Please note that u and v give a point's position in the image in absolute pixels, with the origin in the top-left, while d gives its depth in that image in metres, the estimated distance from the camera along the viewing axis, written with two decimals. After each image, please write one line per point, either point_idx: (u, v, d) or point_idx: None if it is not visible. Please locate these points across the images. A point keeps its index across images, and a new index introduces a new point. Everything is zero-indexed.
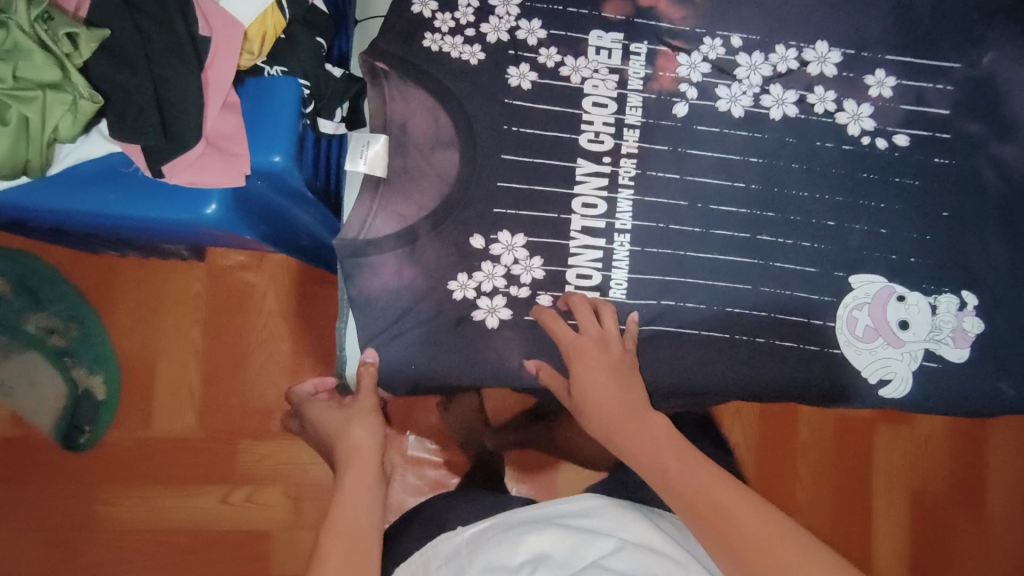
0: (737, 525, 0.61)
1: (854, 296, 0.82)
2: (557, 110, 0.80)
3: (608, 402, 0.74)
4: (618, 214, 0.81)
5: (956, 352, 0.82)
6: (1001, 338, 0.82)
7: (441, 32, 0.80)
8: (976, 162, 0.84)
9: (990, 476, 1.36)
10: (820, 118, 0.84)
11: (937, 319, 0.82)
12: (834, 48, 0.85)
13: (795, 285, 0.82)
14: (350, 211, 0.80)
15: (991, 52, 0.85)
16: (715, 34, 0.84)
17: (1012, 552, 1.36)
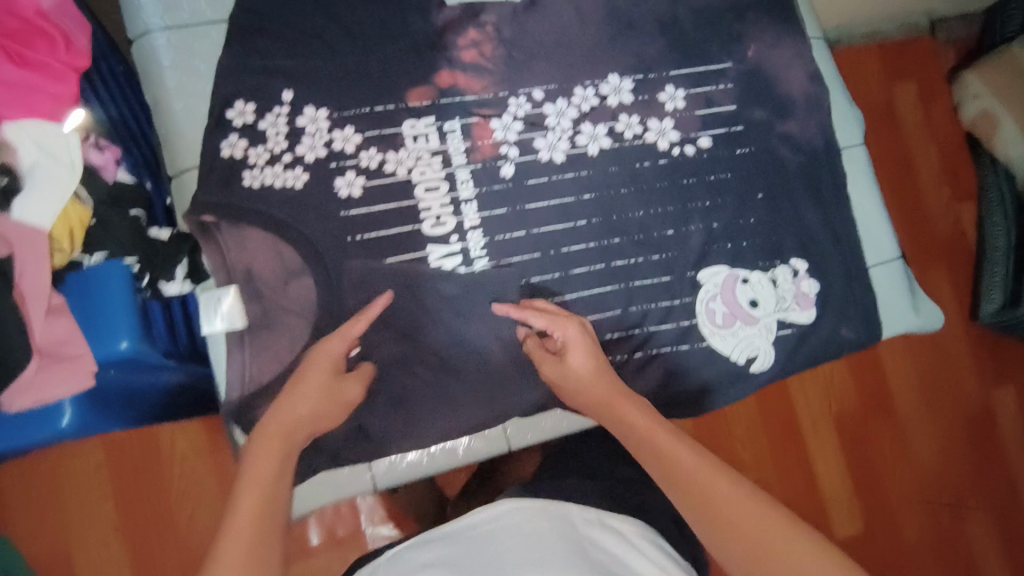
0: (651, 438, 0.70)
1: (706, 290, 0.89)
2: (395, 206, 0.83)
3: (602, 384, 0.75)
4: (480, 284, 0.84)
5: (806, 313, 0.91)
6: (840, 286, 0.92)
7: (259, 166, 0.80)
8: (773, 141, 0.95)
9: (892, 384, 1.50)
10: (631, 142, 0.92)
11: (780, 289, 0.91)
12: (624, 77, 0.93)
13: (658, 296, 0.88)
14: (226, 371, 0.79)
15: (754, 46, 0.96)
16: (517, 93, 0.90)
17: (931, 444, 1.50)
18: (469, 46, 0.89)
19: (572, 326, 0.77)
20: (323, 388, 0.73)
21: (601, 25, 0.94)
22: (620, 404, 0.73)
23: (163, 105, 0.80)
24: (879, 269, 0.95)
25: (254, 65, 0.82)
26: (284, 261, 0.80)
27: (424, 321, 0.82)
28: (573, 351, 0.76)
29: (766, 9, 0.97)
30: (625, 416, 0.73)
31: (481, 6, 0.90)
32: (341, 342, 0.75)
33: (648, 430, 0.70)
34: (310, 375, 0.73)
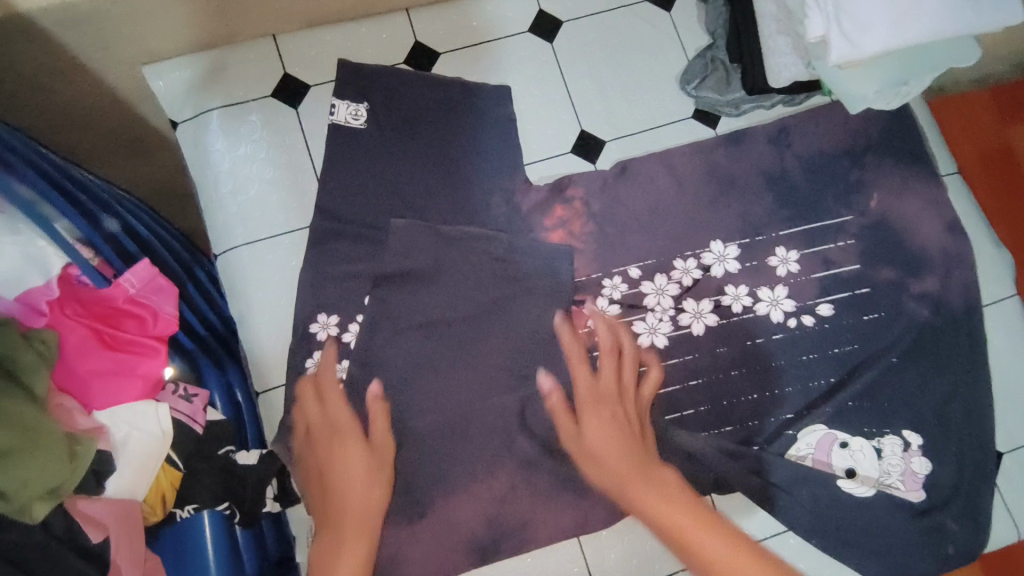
0: (716, 555, 0.65)
1: (798, 449, 0.80)
2: (487, 409, 0.79)
3: (628, 464, 0.71)
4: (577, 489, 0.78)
5: (916, 495, 0.79)
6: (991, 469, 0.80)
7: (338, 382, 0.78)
8: (909, 304, 0.83)
9: None
10: (741, 318, 0.82)
11: (884, 463, 0.79)
12: (729, 244, 0.84)
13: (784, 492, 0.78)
14: None
15: (875, 194, 0.86)
16: (612, 272, 0.83)
17: None
18: (558, 226, 0.83)
19: (585, 392, 0.77)
20: (345, 453, 0.73)
21: (700, 186, 0.85)
22: (638, 490, 0.69)
23: (251, 321, 0.79)
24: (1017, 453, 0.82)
25: (341, 272, 0.80)
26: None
27: (522, 531, 0.77)
28: (594, 428, 0.74)
29: (887, 150, 0.87)
30: (662, 511, 0.68)
31: (569, 180, 0.84)
32: (375, 432, 0.75)
33: (685, 532, 0.66)
34: (342, 457, 0.72)
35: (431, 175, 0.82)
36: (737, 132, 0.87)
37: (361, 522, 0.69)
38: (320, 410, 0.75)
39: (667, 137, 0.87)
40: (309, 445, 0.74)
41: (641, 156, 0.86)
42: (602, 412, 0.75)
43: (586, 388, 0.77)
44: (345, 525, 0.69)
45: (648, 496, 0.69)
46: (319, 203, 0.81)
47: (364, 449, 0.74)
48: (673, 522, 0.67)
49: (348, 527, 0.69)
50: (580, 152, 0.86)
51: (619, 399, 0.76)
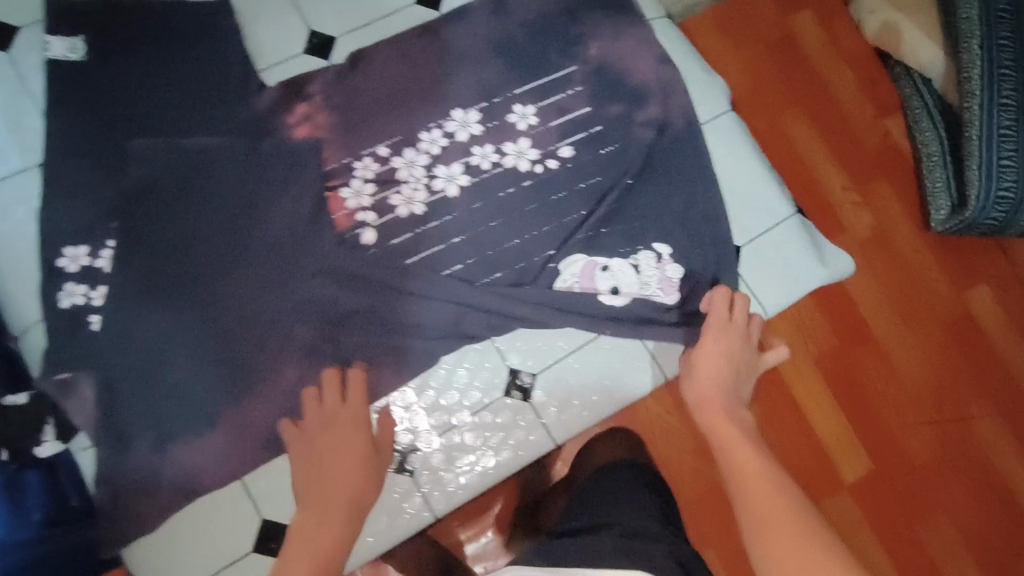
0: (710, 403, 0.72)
1: (564, 280, 0.87)
2: (260, 306, 0.80)
3: (344, 471, 0.67)
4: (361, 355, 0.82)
5: (672, 298, 0.89)
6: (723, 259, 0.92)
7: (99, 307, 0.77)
8: (640, 133, 0.91)
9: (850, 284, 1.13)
10: (491, 173, 0.88)
11: (642, 276, 0.88)
12: (469, 109, 0.90)
13: (556, 319, 0.85)
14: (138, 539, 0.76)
15: (595, 43, 0.94)
16: (361, 154, 0.86)
17: (920, 362, 1.10)
18: (301, 121, 0.85)
19: (718, 325, 0.81)
20: (340, 447, 0.70)
21: (433, 64, 0.90)
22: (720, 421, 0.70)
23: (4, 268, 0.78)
24: (752, 247, 0.92)
25: (84, 204, 0.79)
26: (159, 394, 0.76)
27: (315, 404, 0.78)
28: (322, 439, 0.71)
29: (598, 3, 0.95)
30: (721, 437, 0.68)
31: (305, 77, 0.87)
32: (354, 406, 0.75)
33: (733, 441, 0.66)
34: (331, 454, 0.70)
35: (160, 94, 0.82)
36: (459, 10, 0.92)
37: (336, 494, 0.65)
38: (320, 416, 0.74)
39: (395, 23, 0.91)
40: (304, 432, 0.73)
41: (372, 45, 0.90)
42: (715, 348, 0.78)
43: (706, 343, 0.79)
44: (322, 499, 0.65)
45: (330, 442, 0.71)
46: (48, 140, 0.80)
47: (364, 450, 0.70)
48: (722, 436, 0.68)
49: (331, 495, 0.65)
50: (313, 51, 0.88)
51: (719, 340, 0.79)
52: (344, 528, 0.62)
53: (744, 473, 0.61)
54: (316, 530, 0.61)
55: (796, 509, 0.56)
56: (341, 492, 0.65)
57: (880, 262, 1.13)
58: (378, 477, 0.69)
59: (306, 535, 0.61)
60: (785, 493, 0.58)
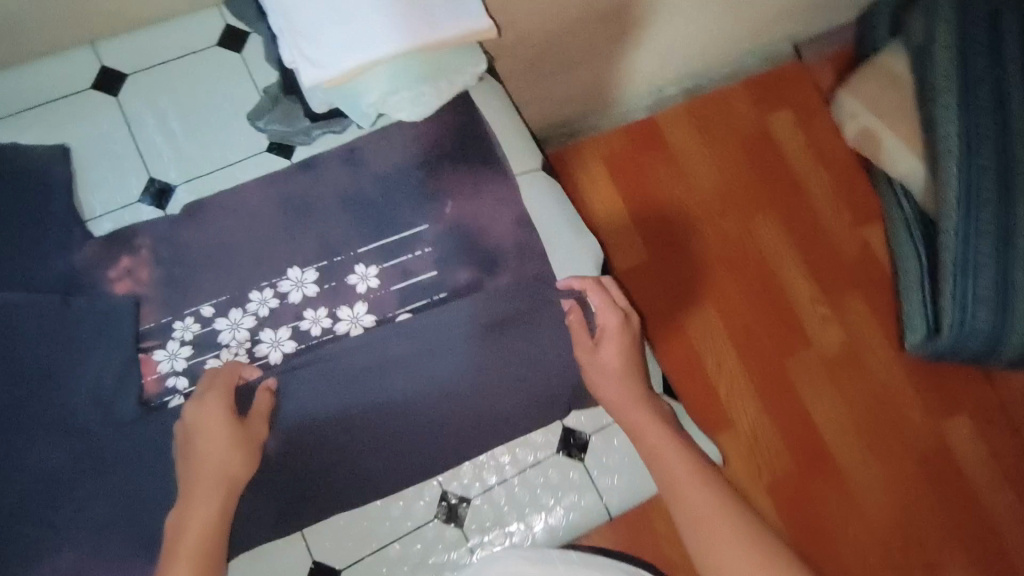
0: (621, 402, 0.76)
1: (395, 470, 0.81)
2: (47, 477, 0.75)
3: (214, 454, 0.69)
4: (143, 535, 0.75)
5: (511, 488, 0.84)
6: (565, 442, 0.86)
7: None
8: (487, 300, 0.85)
9: (816, 410, 1.47)
10: (320, 340, 0.83)
11: (482, 472, 0.83)
12: (307, 268, 0.85)
13: (372, 495, 0.80)
14: None
15: (450, 201, 0.88)
16: (183, 314, 0.82)
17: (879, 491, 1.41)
18: (122, 276, 0.82)
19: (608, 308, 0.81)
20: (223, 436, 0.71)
21: (276, 217, 0.86)
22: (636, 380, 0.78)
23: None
24: (601, 434, 0.87)
25: None
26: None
27: None
28: (205, 425, 0.71)
29: (460, 156, 0.90)
30: (629, 418, 0.75)
31: (133, 230, 0.83)
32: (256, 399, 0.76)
33: (660, 447, 0.71)
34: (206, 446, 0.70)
35: None
36: (309, 160, 0.88)
37: (213, 472, 0.68)
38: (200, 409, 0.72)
39: (241, 172, 0.87)
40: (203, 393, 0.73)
41: (211, 194, 0.86)
42: (622, 350, 0.79)
43: (617, 353, 0.79)
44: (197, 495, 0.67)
45: (207, 430, 0.70)
46: None
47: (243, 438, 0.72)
48: (647, 440, 0.72)
49: (204, 478, 0.68)
50: (150, 200, 0.86)
51: (619, 336, 0.80)
52: (221, 506, 0.67)
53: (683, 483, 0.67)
54: (195, 508, 0.66)
55: (734, 517, 0.64)
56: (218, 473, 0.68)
57: (845, 377, 1.51)
58: (251, 450, 0.72)
59: (190, 516, 0.66)
60: (737, 524, 0.63)
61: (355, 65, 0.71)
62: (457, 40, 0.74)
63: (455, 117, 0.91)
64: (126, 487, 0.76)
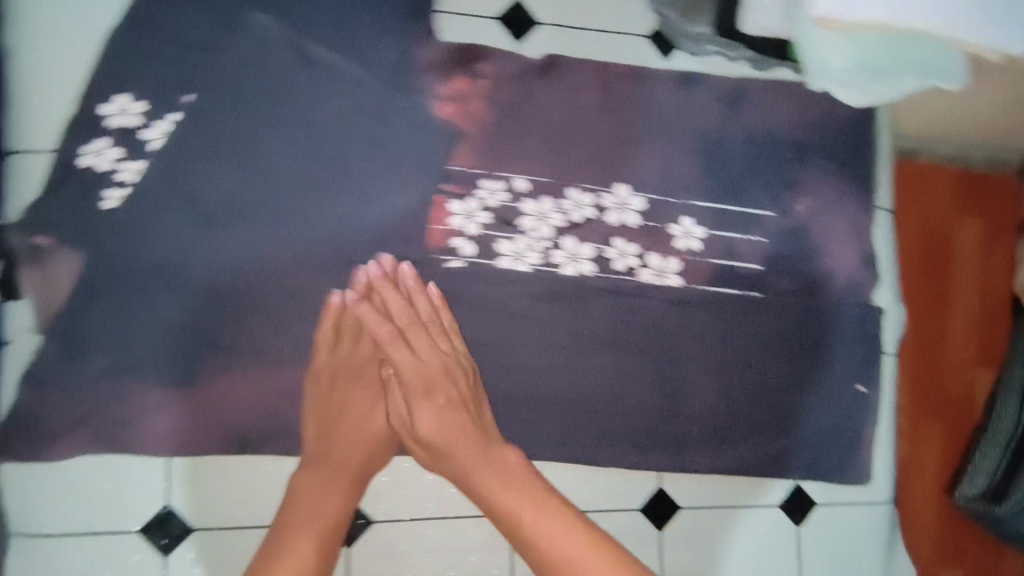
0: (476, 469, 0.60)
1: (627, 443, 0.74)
2: (302, 282, 0.66)
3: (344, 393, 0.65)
4: None
5: (722, 512, 0.76)
6: (788, 498, 0.78)
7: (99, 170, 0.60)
8: (796, 321, 0.76)
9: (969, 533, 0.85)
10: (620, 276, 0.74)
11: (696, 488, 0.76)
12: (636, 193, 0.74)
13: (599, 454, 0.73)
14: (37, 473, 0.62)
15: (806, 199, 0.77)
16: (496, 177, 0.70)
17: None
18: (452, 100, 0.69)
19: (216, 363, 0.64)
20: (268, 388, 0.65)
21: (630, 119, 0.73)
22: (473, 463, 0.61)
23: (26, 83, 0.59)
24: (830, 508, 0.78)
25: (162, 57, 0.62)
26: (130, 320, 0.62)
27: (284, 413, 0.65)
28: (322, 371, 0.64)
29: (836, 157, 0.78)
30: (534, 526, 0.57)
31: (482, 52, 0.69)
32: (219, 280, 0.64)
33: (512, 504, 0.58)
34: (207, 399, 0.64)
35: None
36: (692, 76, 0.74)
37: (266, 435, 0.64)
38: (431, 348, 0.64)
39: (614, 50, 0.73)
40: (201, 343, 0.64)
41: (575, 58, 0.72)
42: (379, 401, 0.65)
43: (437, 432, 0.62)
44: (269, 448, 0.64)
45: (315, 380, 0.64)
46: None
47: (245, 374, 0.64)
48: (500, 498, 0.59)
49: (277, 459, 0.64)
50: (506, 26, 0.70)
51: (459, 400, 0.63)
52: (347, 497, 0.62)
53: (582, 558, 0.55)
54: (240, 486, 0.64)
55: None
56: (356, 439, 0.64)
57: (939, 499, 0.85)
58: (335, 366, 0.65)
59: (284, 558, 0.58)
60: None
61: (880, 19, 0.59)
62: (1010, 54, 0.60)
63: (852, 110, 0.78)
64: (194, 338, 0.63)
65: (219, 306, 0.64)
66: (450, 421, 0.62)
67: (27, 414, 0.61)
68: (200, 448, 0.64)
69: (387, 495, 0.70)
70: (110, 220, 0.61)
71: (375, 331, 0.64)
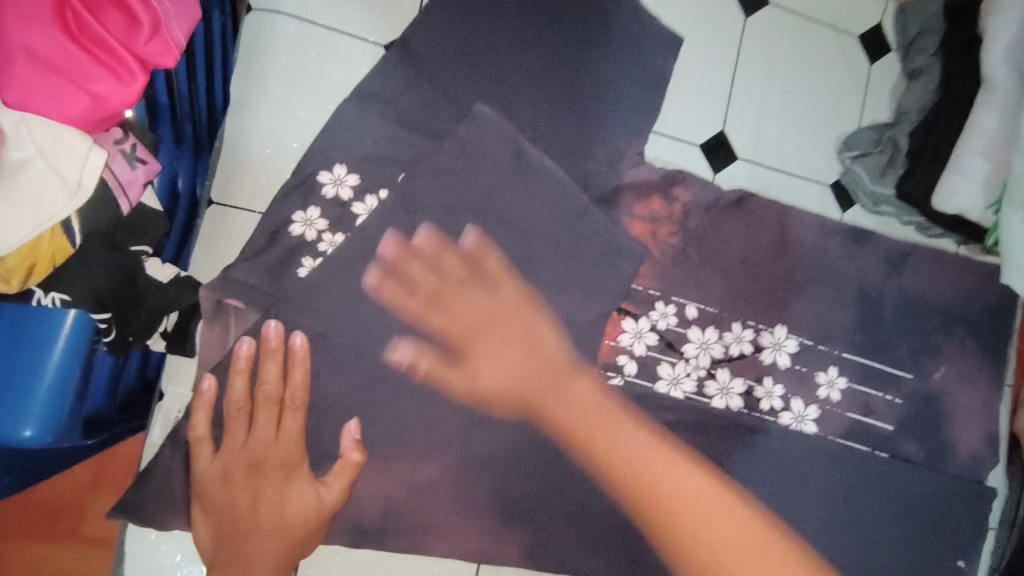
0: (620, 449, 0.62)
1: None
2: (465, 377, 0.61)
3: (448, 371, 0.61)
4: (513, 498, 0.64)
5: None
6: None
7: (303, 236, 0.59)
8: (918, 487, 0.77)
9: None
10: (764, 416, 0.73)
11: None
12: (791, 336, 0.74)
13: None
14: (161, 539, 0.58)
15: (946, 368, 0.78)
16: (669, 299, 0.69)
17: None
18: (644, 219, 0.68)
19: (260, 462, 0.55)
20: (283, 494, 0.55)
21: (800, 263, 0.74)
22: (614, 442, 0.62)
23: (249, 137, 0.59)
24: None
25: (388, 136, 0.61)
26: (285, 396, 0.56)
27: (425, 511, 0.62)
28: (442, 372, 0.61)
29: (980, 332, 0.79)
30: (661, 472, 0.62)
31: (682, 177, 0.69)
32: (294, 377, 0.56)
33: (615, 442, 0.62)
34: (244, 498, 0.54)
35: (549, 86, 0.65)
36: (863, 231, 0.76)
37: (282, 543, 0.54)
38: (502, 363, 0.61)
39: (797, 194, 0.75)
40: (287, 406, 0.56)
41: (763, 196, 0.73)
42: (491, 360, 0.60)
43: (499, 386, 0.61)
44: (273, 557, 0.54)
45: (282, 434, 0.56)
46: (406, 43, 0.62)
47: (308, 481, 0.56)
48: (598, 443, 0.62)
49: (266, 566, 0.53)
50: (708, 153, 0.71)
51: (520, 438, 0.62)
52: None
53: (675, 498, 0.61)
54: None
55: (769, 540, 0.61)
56: (270, 516, 0.54)
57: None
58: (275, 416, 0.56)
59: None
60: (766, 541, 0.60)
61: None
62: None
63: (1003, 290, 0.80)
64: (341, 427, 0.59)
65: (283, 404, 0.56)
66: (525, 368, 0.61)
67: (157, 476, 0.56)
68: (226, 552, 0.54)
69: None
70: (297, 289, 0.57)
71: (448, 331, 0.60)
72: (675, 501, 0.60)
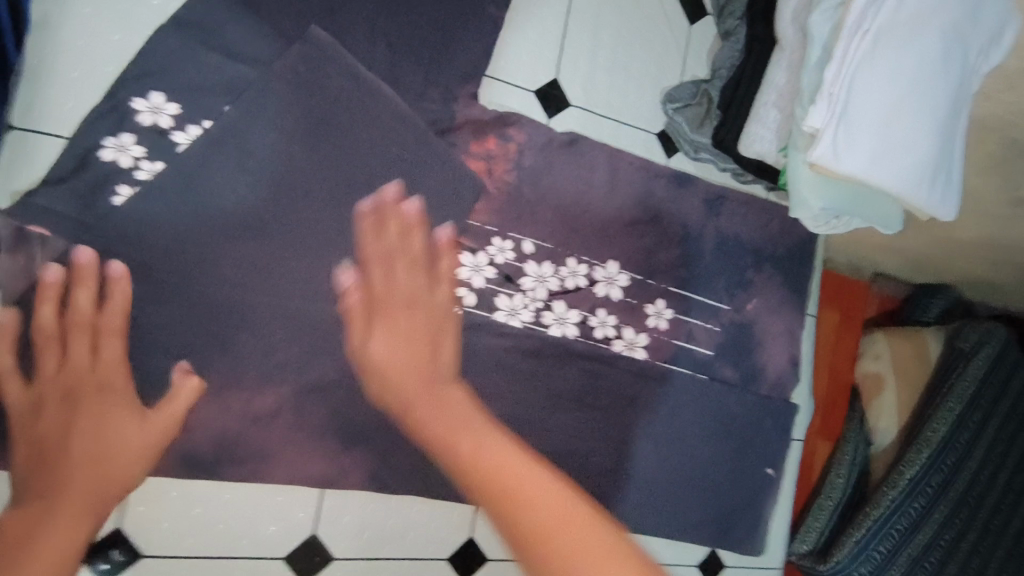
0: (480, 449, 0.50)
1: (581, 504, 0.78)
2: (303, 307, 0.63)
3: (401, 364, 0.56)
4: (353, 427, 0.66)
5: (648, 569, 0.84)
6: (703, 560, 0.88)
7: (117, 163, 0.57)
8: (734, 404, 0.86)
9: None
10: (598, 344, 0.79)
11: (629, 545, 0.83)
12: (623, 271, 0.80)
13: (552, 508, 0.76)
14: None
15: (756, 299, 0.89)
16: (506, 235, 0.73)
17: None
18: (480, 157, 0.72)
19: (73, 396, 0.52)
20: (103, 423, 0.51)
21: (629, 204, 0.80)
22: (418, 397, 0.55)
23: (55, 59, 0.56)
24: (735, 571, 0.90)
25: (212, 64, 0.61)
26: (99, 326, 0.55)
27: (263, 440, 0.63)
28: (381, 333, 0.58)
29: (783, 269, 0.91)
30: (438, 426, 0.52)
31: (517, 119, 0.73)
32: (110, 305, 0.55)
33: (483, 433, 0.51)
34: (56, 429, 0.51)
35: (384, 26, 0.67)
36: (686, 177, 0.84)
37: (97, 462, 0.50)
38: (407, 273, 0.61)
39: (626, 140, 0.81)
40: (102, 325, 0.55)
41: (594, 140, 0.78)
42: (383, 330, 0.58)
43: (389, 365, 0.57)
44: (87, 482, 0.49)
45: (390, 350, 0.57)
46: None
47: (134, 412, 0.53)
48: (471, 443, 0.51)
49: (78, 492, 0.49)
50: (542, 98, 0.76)
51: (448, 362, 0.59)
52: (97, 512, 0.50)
53: (559, 512, 0.45)
54: (48, 518, 0.47)
55: (607, 532, 0.45)
56: (95, 436, 0.51)
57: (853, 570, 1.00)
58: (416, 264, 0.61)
59: (30, 547, 0.45)
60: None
61: (862, 175, 0.68)
62: (932, 215, 0.73)
63: (802, 231, 0.92)
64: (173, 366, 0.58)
65: (97, 330, 0.54)
66: (406, 344, 0.57)
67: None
68: (35, 482, 0.49)
69: (348, 538, 0.67)
70: (111, 217, 0.56)
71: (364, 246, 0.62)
72: (498, 462, 0.49)
